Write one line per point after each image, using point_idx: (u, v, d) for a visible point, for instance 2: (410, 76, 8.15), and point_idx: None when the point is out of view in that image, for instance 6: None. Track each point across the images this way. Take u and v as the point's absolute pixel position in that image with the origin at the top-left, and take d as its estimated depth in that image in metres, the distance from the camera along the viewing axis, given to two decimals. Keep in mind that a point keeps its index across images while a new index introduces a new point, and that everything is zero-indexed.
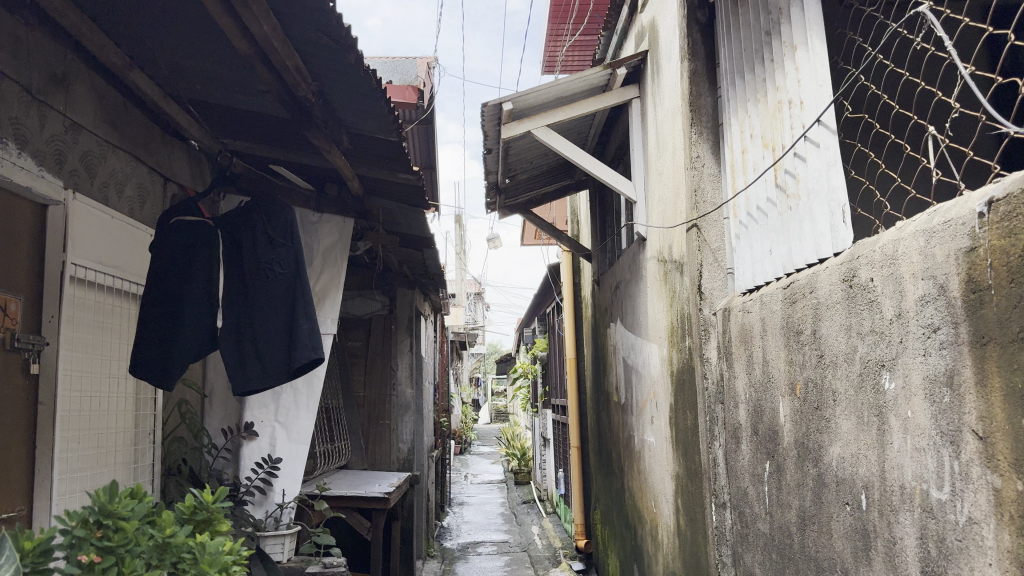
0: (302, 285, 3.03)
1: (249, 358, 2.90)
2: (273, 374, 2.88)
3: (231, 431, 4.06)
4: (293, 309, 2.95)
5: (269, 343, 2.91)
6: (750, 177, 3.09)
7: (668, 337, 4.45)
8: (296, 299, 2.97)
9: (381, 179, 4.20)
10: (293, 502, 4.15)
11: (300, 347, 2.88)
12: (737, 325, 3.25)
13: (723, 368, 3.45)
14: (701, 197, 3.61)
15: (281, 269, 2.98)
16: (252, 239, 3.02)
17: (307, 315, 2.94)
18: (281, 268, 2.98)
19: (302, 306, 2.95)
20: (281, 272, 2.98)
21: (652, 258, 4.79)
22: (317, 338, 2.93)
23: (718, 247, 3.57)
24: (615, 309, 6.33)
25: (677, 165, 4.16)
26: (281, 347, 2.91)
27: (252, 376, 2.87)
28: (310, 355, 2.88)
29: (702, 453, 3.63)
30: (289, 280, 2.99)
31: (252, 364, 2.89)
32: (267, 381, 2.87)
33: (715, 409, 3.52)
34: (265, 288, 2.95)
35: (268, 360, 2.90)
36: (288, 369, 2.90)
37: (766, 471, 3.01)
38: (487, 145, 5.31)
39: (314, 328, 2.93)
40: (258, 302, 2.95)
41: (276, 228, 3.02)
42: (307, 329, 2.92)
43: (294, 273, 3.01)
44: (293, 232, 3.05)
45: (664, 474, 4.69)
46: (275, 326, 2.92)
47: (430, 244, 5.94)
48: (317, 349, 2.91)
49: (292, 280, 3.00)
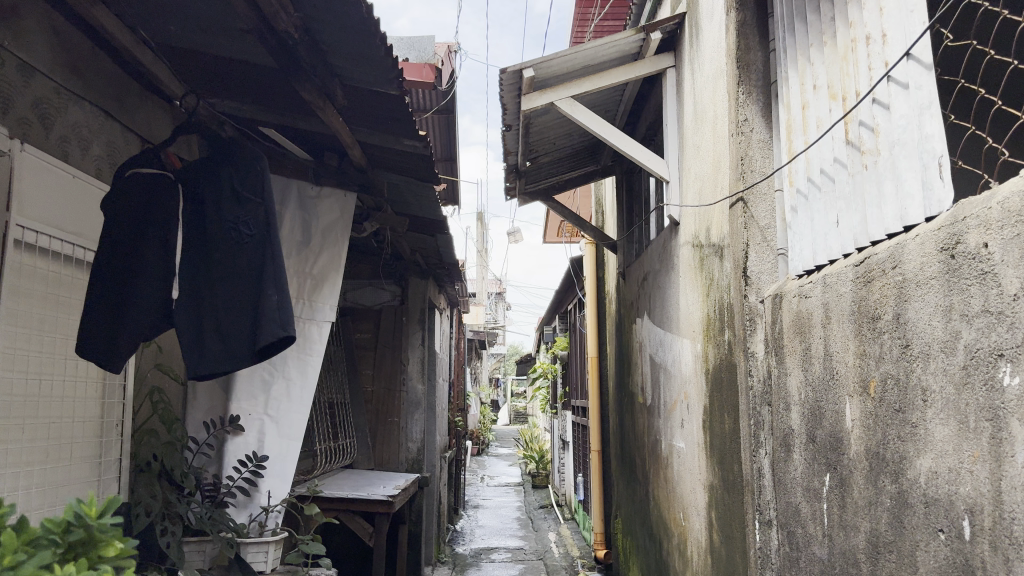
0: (274, 249, 2.51)
1: (209, 335, 2.43)
2: (239, 357, 2.40)
3: (215, 424, 3.62)
4: (260, 279, 2.45)
5: (232, 319, 2.43)
6: (812, 136, 2.62)
7: (704, 331, 3.97)
8: (265, 265, 2.47)
9: (385, 148, 3.76)
10: (281, 505, 3.73)
11: (264, 326, 2.37)
12: (791, 312, 2.77)
13: (771, 364, 2.98)
14: (749, 166, 3.13)
15: (252, 231, 2.54)
16: (217, 195, 2.57)
17: (276, 283, 2.43)
18: (252, 229, 2.54)
19: (270, 276, 2.45)
20: (250, 235, 2.52)
21: (687, 244, 4.31)
22: (289, 312, 2.40)
23: (767, 224, 3.08)
24: (641, 302, 5.86)
25: (718, 135, 3.69)
26: (246, 323, 2.42)
27: (214, 358, 2.41)
28: (277, 334, 2.37)
29: (745, 463, 3.15)
30: (259, 244, 2.51)
31: (212, 343, 2.43)
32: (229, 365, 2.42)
33: (761, 411, 3.04)
34: (233, 253, 2.51)
35: (230, 340, 2.43)
36: (253, 352, 2.41)
37: (826, 486, 2.54)
38: (507, 119, 4.87)
39: (285, 301, 2.41)
40: (221, 269, 2.49)
41: (245, 180, 2.57)
42: (275, 301, 2.39)
43: (263, 235, 2.52)
44: (266, 184, 2.59)
45: (697, 486, 4.20)
46: (241, 299, 2.44)
47: (444, 228, 5.51)
48: (286, 326, 2.38)
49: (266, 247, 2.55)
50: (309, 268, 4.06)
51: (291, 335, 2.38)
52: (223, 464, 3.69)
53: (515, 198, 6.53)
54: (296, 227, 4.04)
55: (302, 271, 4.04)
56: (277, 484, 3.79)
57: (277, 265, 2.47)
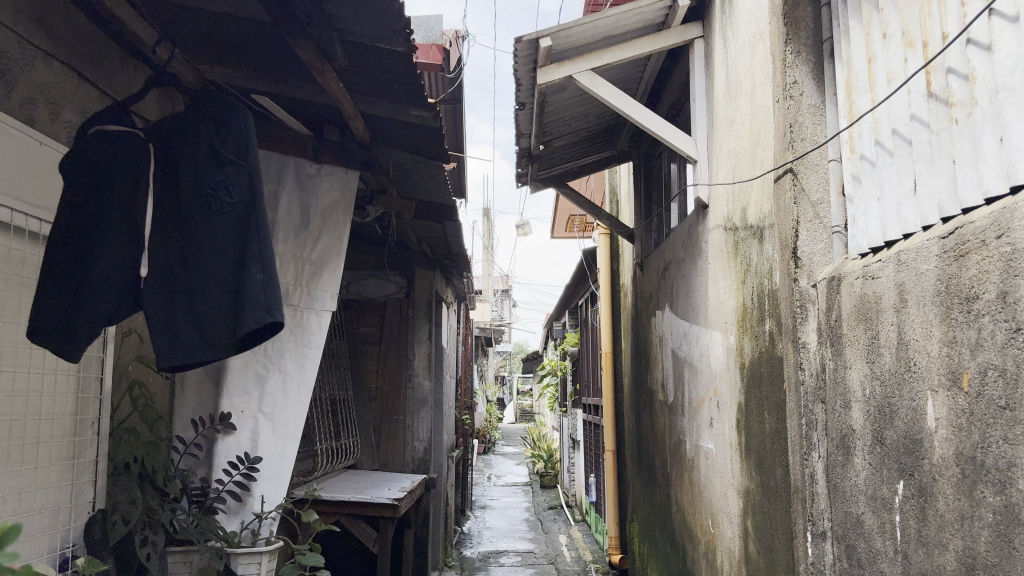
0: (259, 215, 2.19)
1: (183, 322, 2.14)
2: (220, 346, 2.11)
3: (203, 422, 3.29)
4: (243, 255, 2.15)
5: (210, 302, 2.14)
6: (883, 92, 2.28)
7: (739, 322, 3.63)
8: (248, 237, 2.16)
9: (389, 119, 3.43)
10: (275, 512, 3.40)
11: (248, 309, 2.04)
12: (856, 295, 2.43)
13: (826, 355, 2.64)
14: (799, 133, 2.80)
15: (235, 198, 2.22)
16: (194, 157, 2.29)
17: (260, 262, 2.12)
18: (235, 197, 2.22)
19: (253, 253, 2.13)
20: (231, 203, 2.21)
21: (718, 228, 3.98)
22: (276, 293, 2.09)
23: (820, 198, 2.74)
24: (662, 294, 5.52)
25: (757, 105, 3.35)
26: (226, 307, 2.13)
27: (192, 346, 2.13)
28: (263, 321, 2.06)
29: (794, 468, 2.81)
30: (243, 212, 2.20)
31: (188, 330, 2.15)
32: (209, 355, 2.10)
33: (813, 410, 2.70)
34: (214, 225, 2.19)
35: (211, 327, 2.13)
36: (236, 339, 2.09)
37: (897, 495, 2.20)
38: (522, 95, 4.55)
39: (271, 281, 2.10)
40: (198, 242, 2.21)
41: (228, 141, 2.27)
42: (260, 281, 2.08)
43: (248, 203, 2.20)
44: (249, 142, 2.28)
45: (729, 491, 3.86)
46: (221, 280, 2.17)
47: (453, 213, 5.18)
48: (273, 310, 2.06)
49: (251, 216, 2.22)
50: (308, 252, 3.72)
51: (279, 320, 2.06)
52: (213, 466, 3.36)
53: (527, 185, 6.19)
54: (294, 209, 3.70)
55: (301, 256, 3.69)
56: (271, 488, 3.45)
57: (263, 240, 2.16)
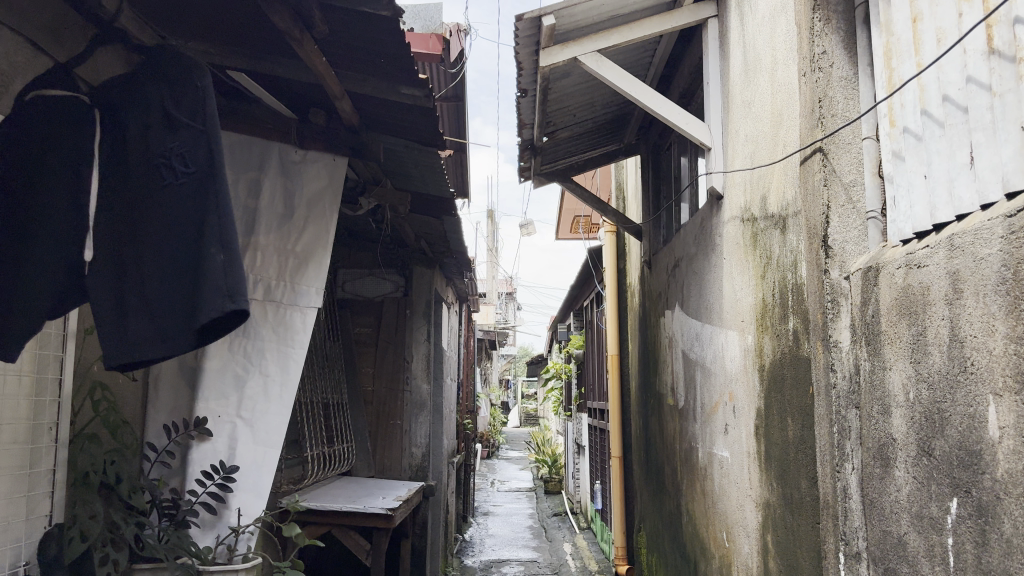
0: (218, 187, 1.99)
1: (134, 313, 1.91)
2: (174, 339, 1.88)
3: (176, 427, 3.02)
4: (200, 234, 1.93)
5: (164, 290, 1.91)
6: (931, 55, 2.01)
7: (757, 321, 3.36)
8: (207, 208, 1.95)
9: (378, 99, 3.17)
10: (253, 526, 3.12)
11: (205, 297, 1.83)
12: (899, 286, 2.15)
13: (861, 355, 2.37)
14: (828, 109, 2.53)
15: (189, 167, 2.00)
16: (145, 124, 2.06)
17: (221, 239, 1.92)
18: (190, 166, 2.00)
19: (213, 231, 1.92)
20: (186, 172, 1.99)
21: (734, 220, 3.71)
22: (238, 276, 1.88)
23: (852, 180, 2.48)
24: (672, 292, 5.24)
25: (778, 83, 3.09)
26: (182, 294, 1.89)
27: (141, 339, 1.89)
28: (222, 307, 1.83)
29: (824, 480, 2.54)
30: (199, 182, 1.99)
31: (138, 320, 1.92)
32: (163, 350, 1.88)
33: (846, 416, 2.43)
34: (166, 197, 1.98)
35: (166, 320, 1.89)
36: (194, 327, 1.87)
37: (949, 516, 1.92)
38: (524, 79, 4.29)
39: (232, 261, 1.89)
40: (150, 221, 1.98)
41: (182, 106, 2.09)
42: (221, 262, 1.88)
43: (204, 172, 1.99)
44: (206, 106, 2.11)
45: (746, 503, 3.58)
46: (176, 264, 1.93)
47: (452, 207, 4.92)
48: (235, 296, 1.85)
49: (206, 183, 1.99)
50: (292, 244, 3.45)
51: (242, 307, 1.86)
52: (187, 476, 3.08)
53: (530, 179, 5.92)
54: (277, 197, 3.45)
55: (284, 249, 3.43)
56: (250, 500, 3.17)
57: (223, 217, 1.95)
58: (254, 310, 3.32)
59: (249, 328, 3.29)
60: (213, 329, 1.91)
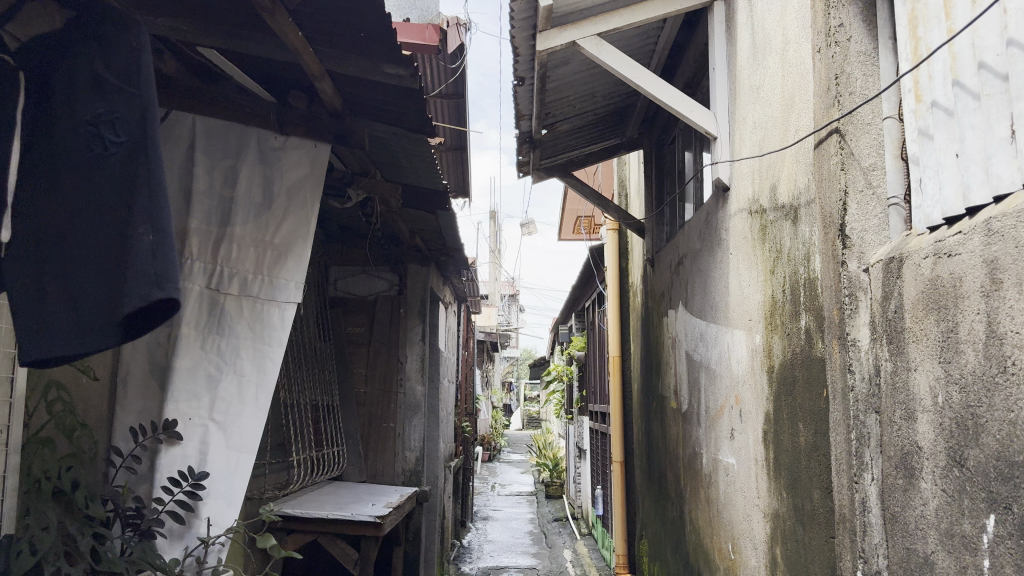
0: (150, 159, 1.88)
1: (53, 300, 1.80)
2: (95, 332, 1.79)
3: (143, 431, 2.81)
4: (126, 212, 1.83)
5: (87, 273, 1.81)
6: (965, 20, 1.80)
7: (766, 319, 3.15)
8: (135, 183, 1.85)
9: (360, 80, 2.97)
10: (224, 537, 2.91)
11: (128, 287, 1.76)
12: (927, 277, 1.93)
13: (883, 355, 2.15)
14: (845, 87, 2.32)
15: (120, 137, 1.89)
16: (71, 86, 1.94)
17: (149, 219, 1.83)
18: (120, 136, 1.89)
19: (142, 208, 1.83)
20: (116, 141, 1.89)
21: (741, 212, 3.50)
22: (168, 260, 1.81)
23: (871, 163, 2.27)
24: (675, 291, 5.02)
25: (789, 63, 2.88)
26: (105, 283, 1.80)
27: (60, 332, 1.79)
28: (148, 297, 1.75)
29: (840, 491, 2.32)
30: (128, 155, 1.88)
31: (58, 308, 1.81)
32: (81, 343, 1.78)
33: (864, 422, 2.21)
34: (90, 170, 1.87)
35: (87, 312, 1.79)
36: (117, 319, 1.78)
37: (984, 537, 1.70)
38: (520, 65, 4.08)
39: (162, 245, 1.81)
40: (74, 199, 1.86)
41: (114, 66, 1.97)
42: (150, 244, 1.80)
43: (133, 144, 1.88)
44: (140, 69, 1.98)
45: (753, 514, 3.37)
46: (98, 244, 1.84)
47: (446, 201, 4.72)
48: (164, 284, 1.77)
49: (134, 155, 1.88)
50: (270, 236, 3.30)
51: (170, 295, 1.78)
52: (154, 482, 2.86)
53: (528, 174, 5.71)
54: (255, 185, 3.30)
55: (261, 240, 3.27)
56: (220, 509, 2.96)
57: (153, 193, 1.85)
58: (229, 306, 3.14)
59: (223, 325, 3.11)
60: (139, 319, 1.83)
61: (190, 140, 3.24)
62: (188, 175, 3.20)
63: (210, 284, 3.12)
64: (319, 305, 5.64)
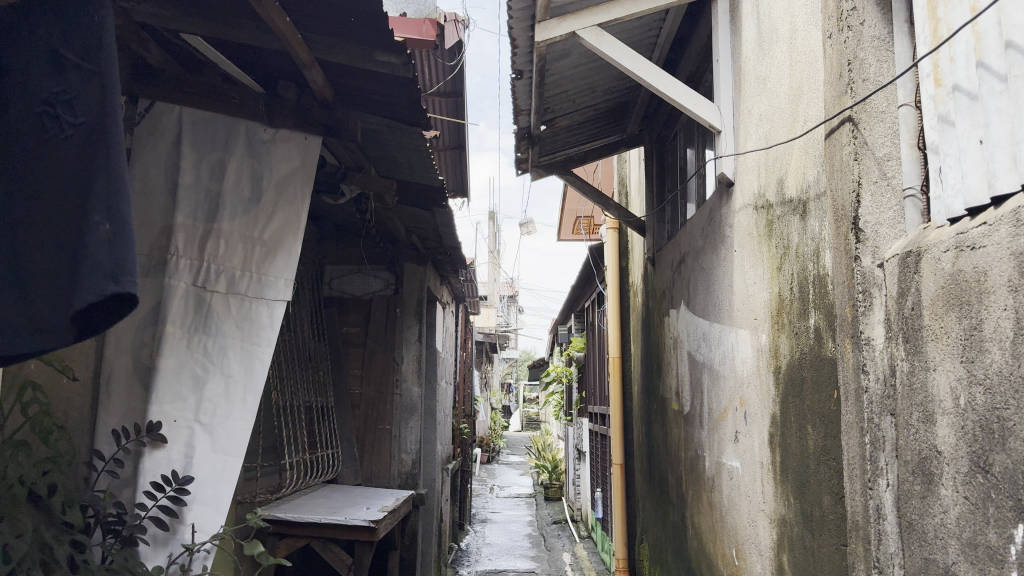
0: (108, 143, 1.78)
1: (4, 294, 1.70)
2: (50, 328, 1.69)
3: (126, 433, 2.69)
4: (82, 200, 1.73)
5: (41, 266, 1.72)
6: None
7: (773, 318, 3.04)
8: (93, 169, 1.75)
9: (351, 68, 2.86)
10: (208, 544, 2.82)
11: (83, 279, 1.65)
12: (949, 271, 1.82)
13: (899, 355, 2.03)
14: (858, 73, 2.21)
15: (76, 119, 1.79)
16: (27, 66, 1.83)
17: (107, 207, 1.72)
18: (76, 117, 1.79)
19: (99, 196, 1.72)
20: (73, 123, 1.79)
21: (746, 208, 3.39)
22: (124, 250, 1.69)
23: (886, 153, 2.16)
24: (677, 290, 4.92)
25: (797, 51, 2.77)
26: (60, 276, 1.70)
27: (12, 327, 1.69)
28: (102, 291, 1.64)
29: (853, 497, 2.21)
30: (85, 138, 1.78)
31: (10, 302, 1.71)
32: (35, 340, 1.69)
33: (879, 425, 2.10)
34: (42, 154, 1.77)
35: (41, 307, 1.70)
36: (72, 314, 1.68)
37: (1009, 548, 1.59)
38: (518, 57, 3.98)
39: (118, 234, 1.70)
40: (26, 184, 1.76)
41: (74, 44, 1.85)
42: (105, 234, 1.69)
43: (90, 127, 1.78)
44: (102, 42, 1.86)
45: (759, 520, 3.26)
46: (53, 233, 1.74)
47: (443, 197, 4.60)
48: (120, 277, 1.66)
49: (90, 138, 1.78)
50: (259, 232, 3.20)
51: (127, 289, 1.67)
52: (136, 487, 2.74)
53: (527, 171, 5.60)
54: (244, 179, 3.21)
55: (250, 236, 3.18)
56: (205, 515, 2.86)
57: (112, 179, 1.74)
58: (216, 303, 3.03)
59: (210, 323, 3.00)
60: (97, 314, 1.73)
61: (176, 132, 3.15)
62: (174, 168, 3.10)
63: (196, 281, 3.01)
64: (314, 304, 5.53)
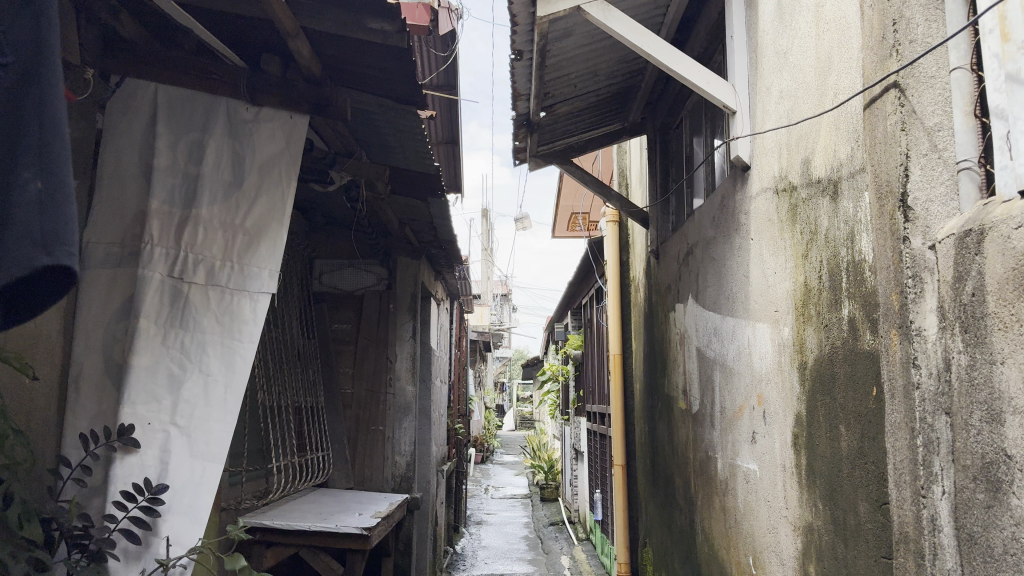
0: (43, 92, 1.62)
1: None
2: None
3: (95, 438, 2.43)
4: (10, 154, 1.58)
5: None
6: None
7: (797, 308, 2.82)
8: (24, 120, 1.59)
9: (340, 34, 2.64)
10: (185, 558, 2.57)
11: (11, 245, 1.52)
12: (1020, 249, 1.59)
13: (955, 346, 1.81)
14: (903, 34, 1.99)
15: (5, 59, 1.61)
16: None
17: (38, 166, 1.58)
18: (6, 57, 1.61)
19: (29, 151, 1.58)
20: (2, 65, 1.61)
21: (764, 192, 3.17)
22: (56, 216, 1.57)
23: (937, 123, 1.93)
24: (683, 284, 4.70)
25: (826, 18, 2.55)
26: None
27: None
28: (31, 262, 1.52)
29: (900, 505, 1.99)
30: (16, 83, 1.61)
31: None
32: None
33: (932, 425, 1.87)
34: None
35: None
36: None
37: None
38: (518, 36, 3.74)
39: (49, 197, 1.57)
40: None
41: None
42: (35, 195, 1.56)
43: (23, 72, 1.62)
44: None
45: (780, 526, 3.04)
46: None
47: (439, 186, 4.38)
48: (52, 248, 1.55)
49: (24, 83, 1.61)
50: (240, 218, 2.96)
51: (59, 260, 1.56)
52: (106, 495, 2.49)
53: (525, 161, 5.38)
54: (224, 161, 2.97)
55: (230, 223, 2.93)
56: (182, 526, 2.62)
57: (47, 136, 1.60)
58: (194, 296, 2.79)
59: (188, 318, 2.76)
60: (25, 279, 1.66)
61: (151, 112, 2.90)
62: (149, 150, 2.85)
63: (173, 271, 2.77)
64: (302, 301, 5.30)
